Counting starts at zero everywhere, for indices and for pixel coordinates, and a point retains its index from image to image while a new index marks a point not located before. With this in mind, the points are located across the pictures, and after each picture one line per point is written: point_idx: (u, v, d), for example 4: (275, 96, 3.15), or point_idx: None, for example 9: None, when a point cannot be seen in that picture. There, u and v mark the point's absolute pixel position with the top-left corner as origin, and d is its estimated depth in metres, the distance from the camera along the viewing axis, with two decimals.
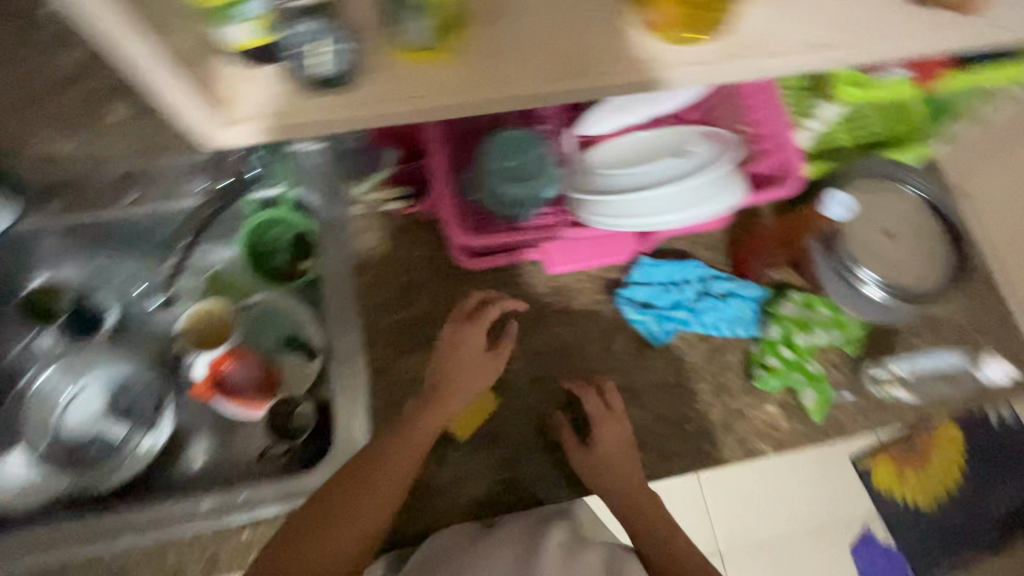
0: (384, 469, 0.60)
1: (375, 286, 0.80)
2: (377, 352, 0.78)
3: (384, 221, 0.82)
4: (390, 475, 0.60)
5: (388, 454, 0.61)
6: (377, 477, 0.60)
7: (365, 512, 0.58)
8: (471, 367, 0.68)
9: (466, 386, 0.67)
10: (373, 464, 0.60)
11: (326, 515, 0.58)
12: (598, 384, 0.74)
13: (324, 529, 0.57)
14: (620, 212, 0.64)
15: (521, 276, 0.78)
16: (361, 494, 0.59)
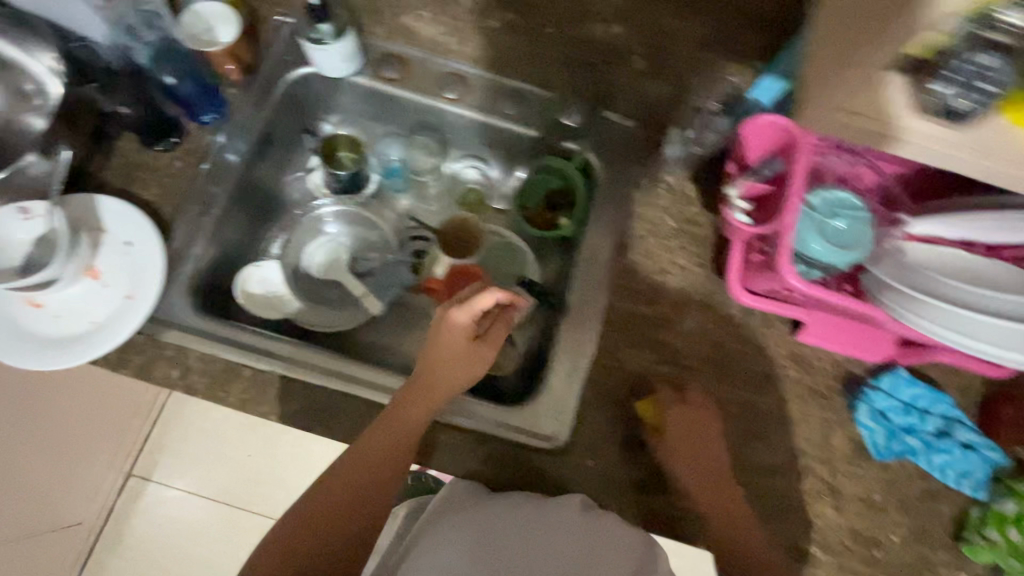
0: (386, 446, 0.63)
1: (627, 269, 0.77)
2: (608, 335, 0.74)
3: (657, 211, 0.80)
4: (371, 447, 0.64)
5: (388, 429, 0.63)
6: (394, 453, 0.63)
7: (375, 477, 0.63)
8: (434, 362, 0.67)
9: (452, 386, 0.67)
10: (375, 445, 0.63)
11: (344, 485, 0.63)
12: (804, 467, 0.72)
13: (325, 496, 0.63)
14: (926, 312, 0.58)
15: (771, 330, 0.76)
16: (367, 468, 0.63)
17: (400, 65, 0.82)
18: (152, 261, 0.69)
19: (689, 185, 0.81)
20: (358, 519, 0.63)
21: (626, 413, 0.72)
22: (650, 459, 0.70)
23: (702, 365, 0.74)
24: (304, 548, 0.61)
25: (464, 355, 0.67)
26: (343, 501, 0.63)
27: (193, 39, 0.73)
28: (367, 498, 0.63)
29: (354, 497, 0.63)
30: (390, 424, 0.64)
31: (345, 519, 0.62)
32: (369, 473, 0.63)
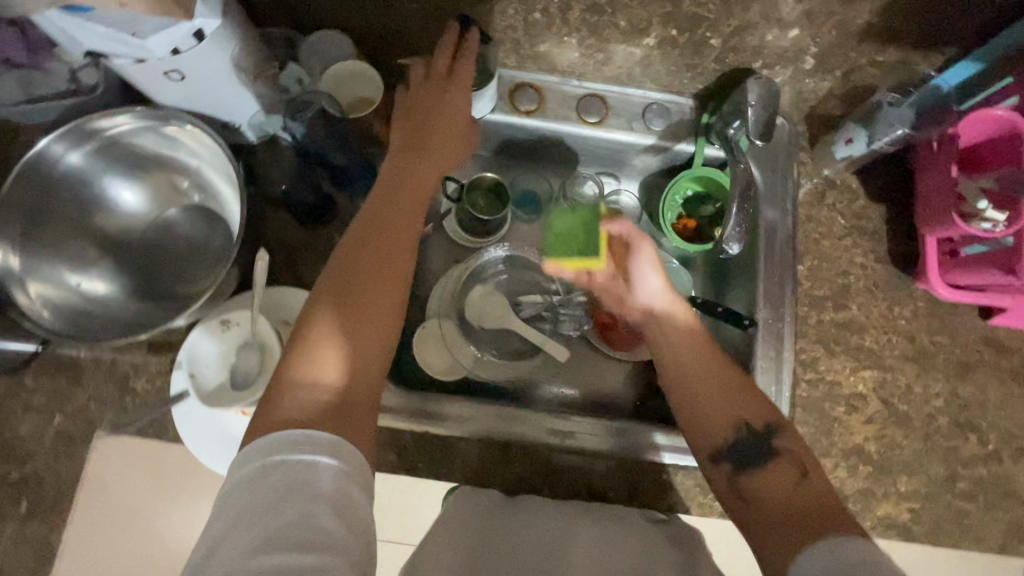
0: (374, 262, 0.56)
1: (807, 276, 0.76)
2: (801, 346, 0.74)
3: (825, 212, 0.78)
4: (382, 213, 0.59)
5: (372, 242, 0.57)
6: (371, 266, 0.56)
7: (376, 307, 0.55)
8: (414, 188, 0.62)
9: (415, 194, 0.62)
10: (362, 268, 0.56)
11: (351, 326, 0.53)
12: (1014, 448, 0.72)
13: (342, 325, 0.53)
14: None
15: (959, 315, 0.75)
16: (365, 297, 0.55)
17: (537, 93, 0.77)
18: None
19: (854, 178, 0.78)
20: (353, 344, 0.53)
21: (836, 423, 0.71)
22: (870, 467, 0.70)
23: (900, 362, 0.73)
24: (305, 392, 0.49)
25: (419, 178, 0.63)
26: (350, 346, 0.52)
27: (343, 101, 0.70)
28: (370, 331, 0.54)
29: (361, 347, 0.53)
30: (370, 237, 0.58)
31: (338, 339, 0.52)
32: (361, 302, 0.54)
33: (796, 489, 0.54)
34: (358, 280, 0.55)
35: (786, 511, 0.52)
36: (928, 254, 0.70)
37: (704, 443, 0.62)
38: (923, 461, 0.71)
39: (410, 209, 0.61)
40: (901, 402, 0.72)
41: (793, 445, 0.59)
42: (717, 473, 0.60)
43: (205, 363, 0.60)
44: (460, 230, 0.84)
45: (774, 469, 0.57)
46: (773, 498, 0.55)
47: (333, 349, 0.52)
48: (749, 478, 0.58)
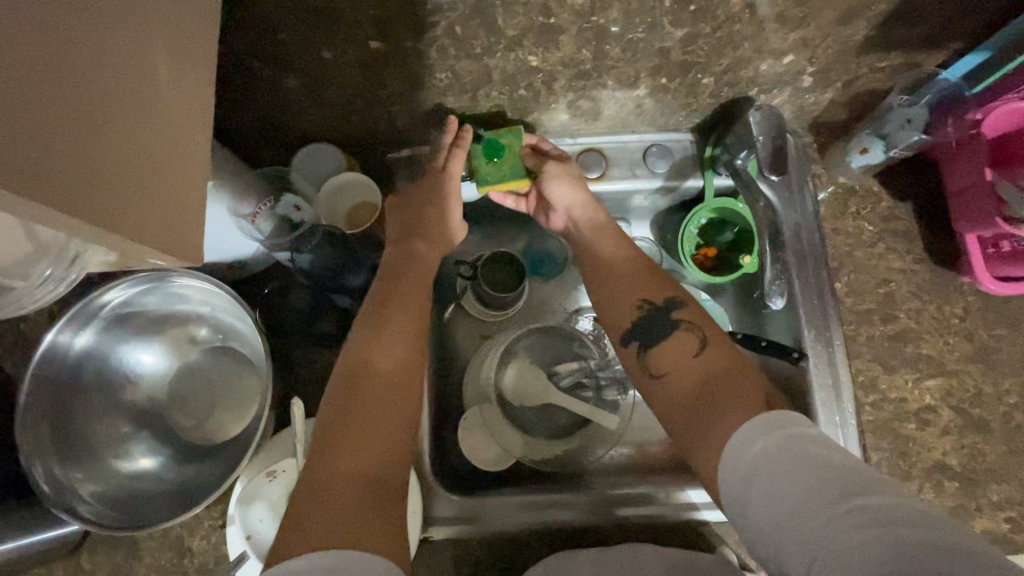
0: (380, 382, 0.54)
1: (848, 292, 0.73)
2: (858, 368, 0.70)
3: (850, 221, 0.75)
4: (390, 302, 0.61)
5: (369, 359, 0.56)
6: (375, 386, 0.54)
7: (385, 425, 0.52)
8: (406, 276, 0.64)
9: (411, 304, 0.61)
10: (370, 388, 0.54)
11: (376, 416, 0.52)
12: None
13: (366, 413, 0.52)
14: None
15: (1015, 302, 0.72)
16: (369, 412, 0.52)
17: None
18: None
19: (873, 180, 0.76)
20: (379, 447, 0.51)
21: (912, 442, 0.68)
22: (957, 481, 0.67)
23: (964, 365, 0.70)
24: (317, 510, 0.44)
25: (411, 285, 0.63)
26: (378, 430, 0.51)
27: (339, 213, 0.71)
28: (387, 410, 0.53)
29: (373, 459, 0.49)
30: (371, 353, 0.56)
31: (349, 454, 0.49)
32: (383, 387, 0.54)
33: (696, 361, 0.56)
34: (361, 397, 0.53)
35: (690, 392, 0.55)
36: (973, 252, 0.67)
37: (616, 328, 0.64)
38: (1011, 464, 0.67)
39: (408, 320, 0.60)
40: (976, 406, 0.69)
41: (696, 315, 0.60)
42: (628, 356, 0.62)
43: (257, 520, 0.58)
44: (478, 306, 0.81)
45: (678, 342, 0.58)
46: (682, 365, 0.57)
47: (348, 464, 0.48)
48: (653, 356, 0.60)
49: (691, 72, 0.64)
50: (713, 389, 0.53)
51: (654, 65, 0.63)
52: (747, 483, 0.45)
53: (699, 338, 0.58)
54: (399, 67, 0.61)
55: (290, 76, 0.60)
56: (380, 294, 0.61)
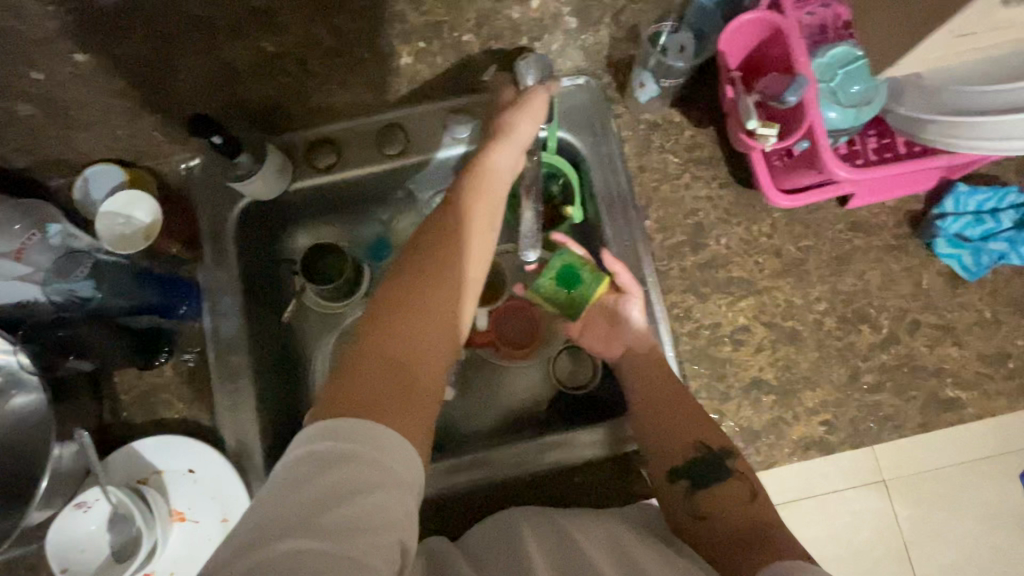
0: (428, 297, 0.54)
1: (658, 227, 0.73)
2: (673, 300, 0.71)
3: (655, 156, 0.75)
4: (460, 236, 0.58)
5: (415, 276, 0.54)
6: (411, 295, 0.53)
7: (428, 327, 0.53)
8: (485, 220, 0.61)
9: (467, 233, 0.59)
10: (423, 303, 0.53)
11: (412, 330, 0.52)
12: (909, 323, 0.70)
13: (399, 324, 0.52)
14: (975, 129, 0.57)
15: (818, 212, 0.73)
16: (412, 321, 0.52)
17: (333, 147, 0.75)
18: (225, 470, 0.66)
19: (674, 111, 0.75)
20: (409, 359, 0.51)
21: (728, 364, 0.70)
22: (774, 395, 0.69)
23: (773, 281, 0.71)
24: (365, 386, 0.47)
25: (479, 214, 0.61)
26: (415, 342, 0.51)
27: (117, 239, 0.68)
28: (420, 328, 0.52)
29: (418, 357, 0.51)
30: (426, 275, 0.55)
31: (387, 363, 0.50)
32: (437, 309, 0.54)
33: (745, 515, 0.54)
34: (409, 307, 0.52)
35: (730, 539, 0.52)
36: (760, 169, 0.66)
37: (665, 461, 0.60)
38: (823, 369, 0.69)
39: (464, 243, 0.58)
40: (789, 318, 0.71)
41: (698, 431, 0.61)
42: (672, 494, 0.58)
43: (77, 549, 0.60)
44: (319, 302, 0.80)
45: (728, 492, 0.57)
46: (732, 513, 0.55)
47: (388, 357, 0.50)
48: (703, 496, 0.57)
49: (445, 31, 0.64)
50: (756, 533, 0.52)
51: (402, 30, 0.62)
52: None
53: (751, 491, 0.56)
54: (147, 81, 0.60)
55: (22, 103, 0.59)
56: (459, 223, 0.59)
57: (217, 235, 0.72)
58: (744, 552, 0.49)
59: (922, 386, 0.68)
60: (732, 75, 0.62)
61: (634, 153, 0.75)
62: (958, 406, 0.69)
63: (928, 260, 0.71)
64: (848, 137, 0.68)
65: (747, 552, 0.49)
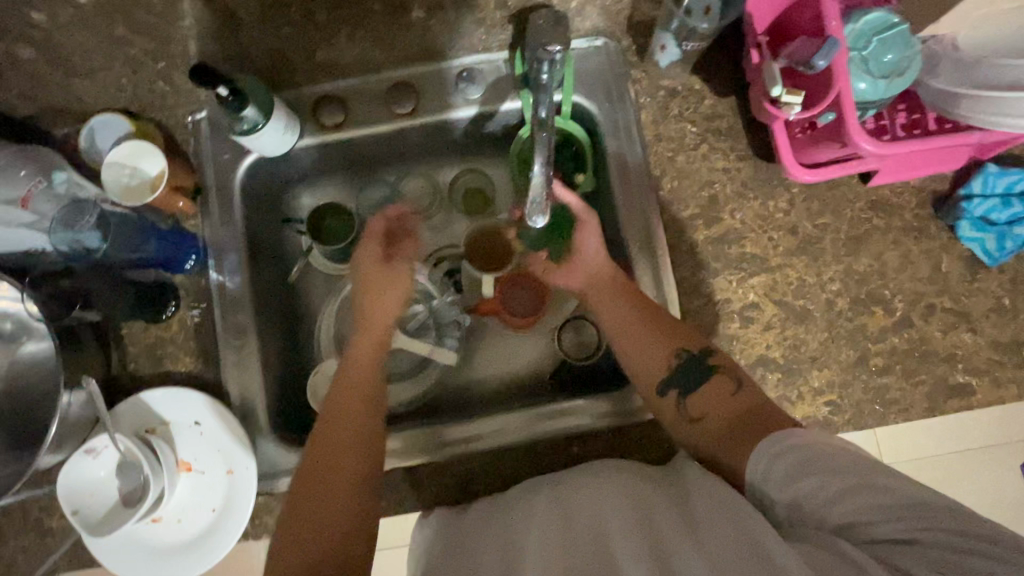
0: (331, 480, 0.57)
1: (672, 199, 0.71)
2: (683, 274, 0.70)
3: (672, 124, 0.72)
4: (346, 424, 0.60)
5: (313, 489, 0.55)
6: (314, 485, 0.56)
7: (340, 500, 0.56)
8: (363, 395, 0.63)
9: (352, 411, 0.62)
10: (322, 483, 0.56)
11: (316, 517, 0.54)
12: (924, 307, 0.68)
13: (310, 516, 0.54)
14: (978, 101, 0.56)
15: (838, 189, 0.70)
16: (315, 506, 0.55)
17: (338, 103, 0.72)
18: (227, 419, 0.67)
19: (695, 78, 0.72)
20: (331, 530, 0.54)
21: (734, 340, 0.69)
22: (779, 373, 0.68)
23: (787, 259, 0.70)
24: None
25: (358, 394, 0.63)
26: (329, 528, 0.53)
27: (122, 191, 0.67)
28: (325, 506, 0.55)
29: (343, 528, 0.54)
30: (319, 459, 0.58)
31: (307, 546, 0.52)
32: (342, 492, 0.56)
33: (732, 402, 0.58)
34: (315, 495, 0.56)
35: (728, 426, 0.56)
36: (780, 142, 0.64)
37: (648, 376, 0.63)
38: (831, 350, 0.68)
39: (360, 412, 0.62)
40: (800, 297, 0.69)
41: (676, 338, 0.63)
42: (663, 406, 0.62)
43: (87, 496, 0.61)
44: (329, 263, 0.80)
45: (714, 385, 0.60)
46: (714, 408, 0.58)
47: (307, 545, 0.52)
48: (691, 401, 0.60)
49: None
50: (754, 420, 0.55)
51: None
52: (780, 475, 0.49)
53: (735, 380, 0.60)
54: None
55: None
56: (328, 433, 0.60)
57: (224, 192, 0.72)
58: (747, 442, 0.53)
59: (931, 370, 0.67)
60: (756, 40, 0.61)
61: (651, 121, 0.73)
62: (968, 393, 0.67)
63: (949, 243, 0.69)
64: (877, 110, 0.65)
65: (747, 440, 0.53)
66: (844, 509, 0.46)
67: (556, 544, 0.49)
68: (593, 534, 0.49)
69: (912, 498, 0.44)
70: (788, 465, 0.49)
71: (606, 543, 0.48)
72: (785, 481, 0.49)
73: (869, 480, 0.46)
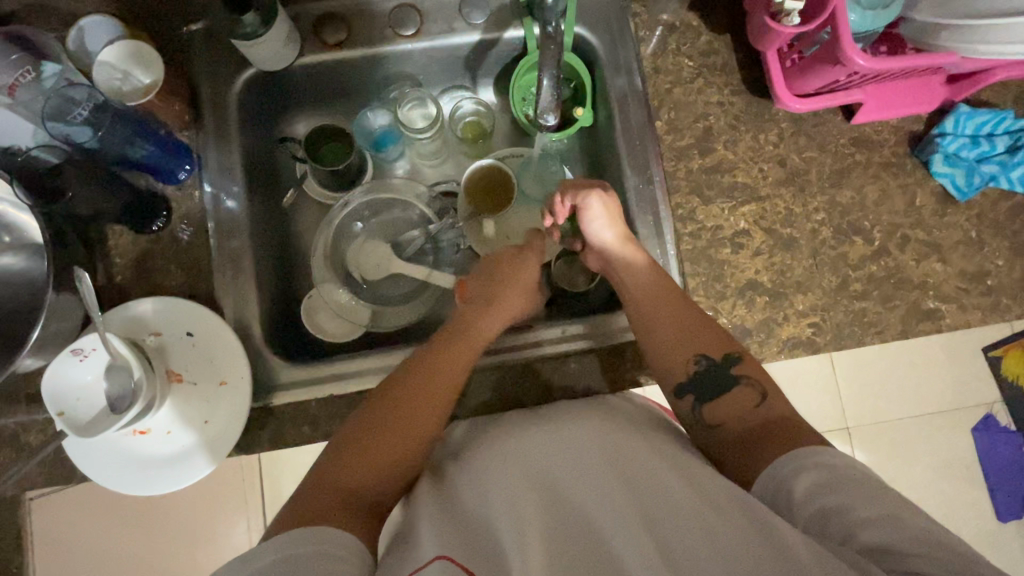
0: (397, 430, 0.58)
1: (668, 129, 0.74)
2: (678, 202, 0.72)
3: (669, 57, 0.75)
4: (448, 379, 0.63)
5: (386, 413, 0.59)
6: (386, 411, 0.59)
7: (396, 439, 0.57)
8: (455, 355, 0.65)
9: (436, 374, 0.63)
10: (385, 420, 0.58)
11: (373, 440, 0.57)
12: (900, 238, 0.73)
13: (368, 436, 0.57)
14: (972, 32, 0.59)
15: (823, 124, 0.74)
16: (375, 438, 0.57)
17: (341, 22, 0.72)
18: (221, 334, 0.66)
19: (692, 14, 0.75)
20: (378, 457, 0.56)
21: (726, 265, 0.72)
22: (767, 296, 0.71)
23: (776, 190, 0.73)
24: (329, 486, 0.53)
25: (450, 356, 0.64)
26: (380, 450, 0.57)
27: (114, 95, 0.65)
28: (391, 434, 0.58)
29: (370, 476, 0.55)
30: (394, 407, 0.60)
31: (354, 460, 0.56)
32: (409, 428, 0.58)
33: (757, 413, 0.58)
34: (375, 433, 0.58)
35: (747, 435, 0.57)
36: (774, 73, 0.68)
37: (668, 378, 0.64)
38: (815, 276, 0.72)
39: (445, 377, 0.62)
40: (786, 225, 0.72)
41: (714, 343, 0.64)
42: (680, 408, 0.63)
43: (72, 398, 0.59)
44: (324, 189, 0.78)
45: (736, 397, 0.60)
46: (735, 417, 0.59)
47: (352, 460, 0.56)
48: (707, 407, 0.61)
49: None
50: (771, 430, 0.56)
51: None
52: (805, 490, 0.49)
53: (761, 394, 0.60)
54: None
55: None
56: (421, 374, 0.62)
57: (220, 105, 0.70)
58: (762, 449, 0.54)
59: (904, 297, 0.72)
60: None
61: (650, 55, 0.75)
62: (936, 319, 0.72)
63: (923, 179, 0.74)
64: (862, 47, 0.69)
65: (765, 445, 0.55)
66: (869, 534, 0.44)
67: (544, 512, 0.51)
68: (573, 505, 0.52)
69: (932, 538, 0.43)
70: (811, 484, 0.49)
71: (585, 512, 0.51)
72: (807, 498, 0.48)
73: (894, 513, 0.45)
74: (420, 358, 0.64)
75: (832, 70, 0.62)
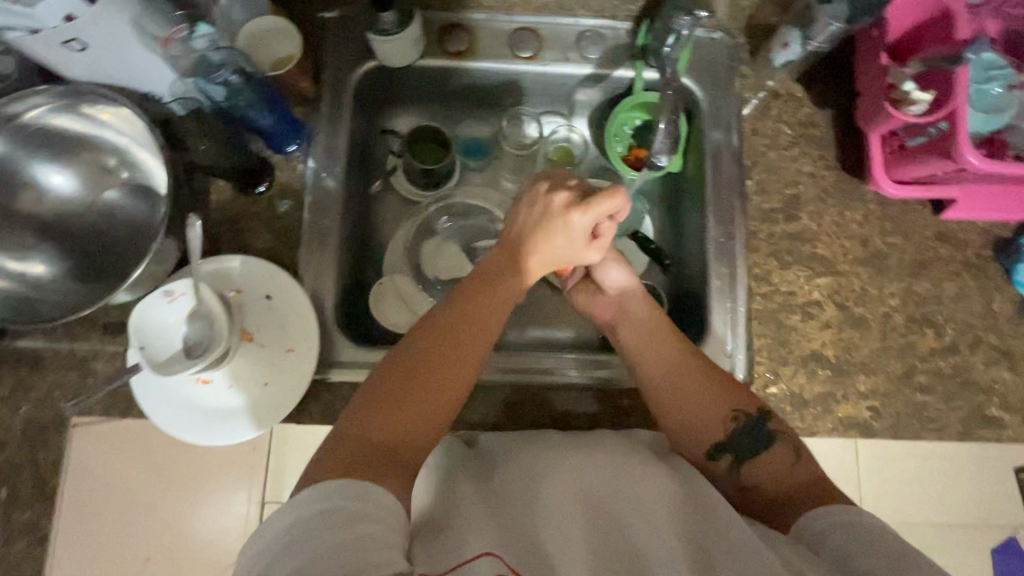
0: (426, 387, 0.55)
1: (756, 190, 0.75)
2: (755, 261, 0.73)
3: (769, 123, 0.77)
4: (479, 335, 0.59)
5: (412, 366, 0.56)
6: (417, 369, 0.56)
7: (426, 397, 0.55)
8: (485, 312, 0.61)
9: (468, 328, 0.59)
10: (416, 376, 0.55)
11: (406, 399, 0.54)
12: (973, 338, 0.72)
13: (396, 394, 0.54)
14: None
15: (911, 214, 0.75)
16: (404, 397, 0.54)
17: (467, 34, 0.76)
18: (299, 303, 0.68)
19: (798, 86, 0.77)
20: (416, 419, 0.54)
21: (794, 331, 0.72)
22: (829, 370, 0.71)
23: (853, 267, 0.73)
24: (361, 447, 0.51)
25: (490, 308, 0.61)
26: (413, 410, 0.54)
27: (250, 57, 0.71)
28: (420, 390, 0.55)
29: (404, 434, 0.53)
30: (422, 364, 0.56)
31: (386, 415, 0.53)
32: (439, 385, 0.55)
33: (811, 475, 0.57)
34: (415, 384, 0.55)
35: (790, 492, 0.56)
36: (874, 155, 0.70)
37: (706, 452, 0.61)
38: (881, 359, 0.71)
39: (473, 334, 0.59)
40: (859, 304, 0.73)
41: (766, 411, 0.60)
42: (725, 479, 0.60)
43: (153, 335, 0.61)
44: (410, 185, 0.81)
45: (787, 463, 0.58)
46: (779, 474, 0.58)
47: (385, 420, 0.53)
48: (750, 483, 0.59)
49: None
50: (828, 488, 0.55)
51: None
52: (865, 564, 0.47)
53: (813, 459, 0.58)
54: None
55: None
56: (451, 326, 0.59)
57: (340, 89, 0.74)
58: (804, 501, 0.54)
59: (968, 399, 0.71)
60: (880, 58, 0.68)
61: (750, 117, 0.77)
62: (996, 426, 0.71)
63: (1004, 284, 0.74)
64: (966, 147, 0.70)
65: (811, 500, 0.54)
66: None
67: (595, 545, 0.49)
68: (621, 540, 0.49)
69: None
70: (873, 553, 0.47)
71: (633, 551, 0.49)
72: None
73: None
74: (444, 307, 0.61)
75: (936, 160, 0.63)
